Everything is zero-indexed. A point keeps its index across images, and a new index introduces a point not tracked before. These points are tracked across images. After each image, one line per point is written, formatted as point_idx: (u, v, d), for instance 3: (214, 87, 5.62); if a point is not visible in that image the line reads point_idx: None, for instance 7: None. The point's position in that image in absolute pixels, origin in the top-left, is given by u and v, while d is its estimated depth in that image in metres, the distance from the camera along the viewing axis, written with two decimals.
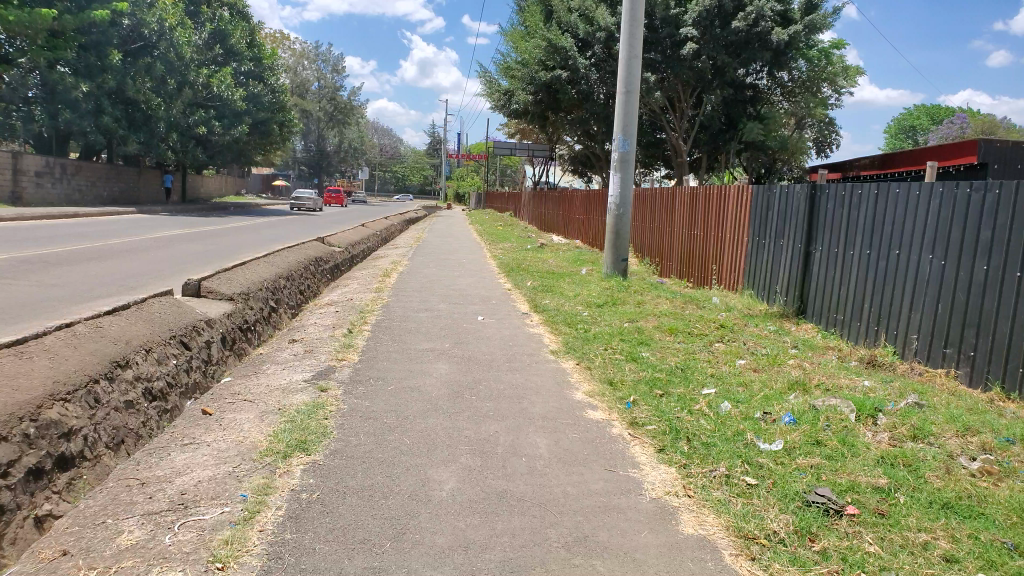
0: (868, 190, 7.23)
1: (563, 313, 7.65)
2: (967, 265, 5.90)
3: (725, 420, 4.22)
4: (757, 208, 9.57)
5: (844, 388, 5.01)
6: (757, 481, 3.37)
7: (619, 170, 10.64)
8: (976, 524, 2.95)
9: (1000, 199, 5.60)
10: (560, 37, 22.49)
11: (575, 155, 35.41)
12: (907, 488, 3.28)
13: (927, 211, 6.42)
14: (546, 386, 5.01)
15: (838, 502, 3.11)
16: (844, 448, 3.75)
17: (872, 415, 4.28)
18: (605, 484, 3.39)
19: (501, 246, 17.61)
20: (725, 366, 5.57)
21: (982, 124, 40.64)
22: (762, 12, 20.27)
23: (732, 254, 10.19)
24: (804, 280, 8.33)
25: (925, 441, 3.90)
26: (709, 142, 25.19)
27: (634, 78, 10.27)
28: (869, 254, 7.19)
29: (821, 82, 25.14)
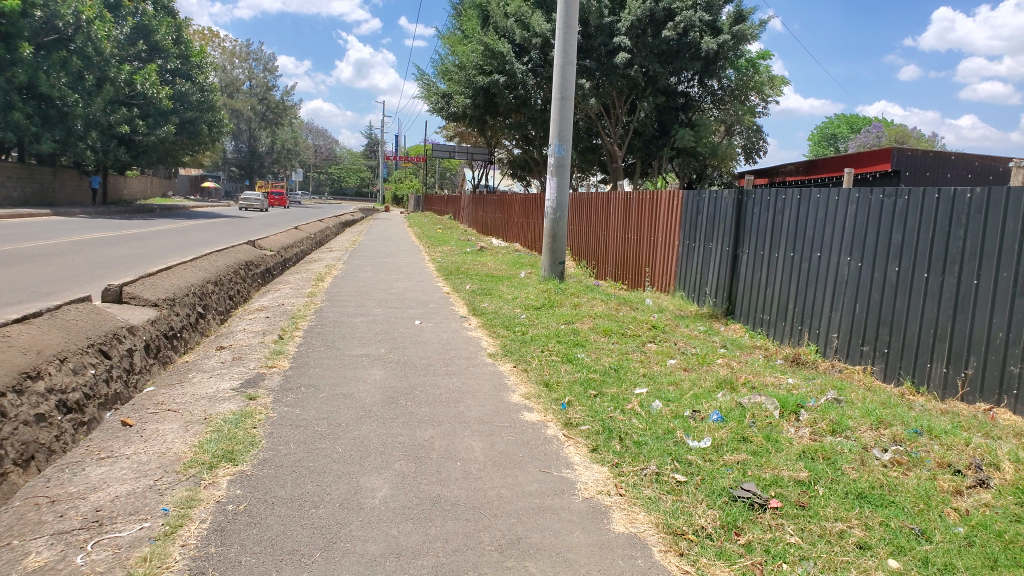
0: (789, 195, 7.52)
1: (500, 316, 7.69)
2: (881, 267, 6.21)
3: (656, 419, 4.31)
4: (687, 211, 9.83)
5: (769, 385, 5.19)
6: (686, 478, 3.46)
7: (555, 174, 10.75)
8: (887, 512, 3.11)
9: (911, 204, 5.92)
10: (496, 41, 22.57)
11: (512, 158, 35.58)
12: (826, 480, 3.43)
13: (844, 216, 6.70)
14: (483, 390, 5.03)
15: (762, 496, 3.22)
16: (769, 444, 3.89)
17: (795, 412, 4.44)
18: (539, 486, 3.43)
19: (438, 249, 17.56)
20: (657, 366, 5.70)
21: (899, 133, 42.50)
22: (691, 23, 20.77)
23: (664, 257, 10.42)
24: (731, 281, 8.58)
25: (843, 434, 4.07)
26: (643, 147, 25.66)
27: (569, 84, 10.40)
28: (792, 257, 7.47)
29: (750, 90, 25.91)
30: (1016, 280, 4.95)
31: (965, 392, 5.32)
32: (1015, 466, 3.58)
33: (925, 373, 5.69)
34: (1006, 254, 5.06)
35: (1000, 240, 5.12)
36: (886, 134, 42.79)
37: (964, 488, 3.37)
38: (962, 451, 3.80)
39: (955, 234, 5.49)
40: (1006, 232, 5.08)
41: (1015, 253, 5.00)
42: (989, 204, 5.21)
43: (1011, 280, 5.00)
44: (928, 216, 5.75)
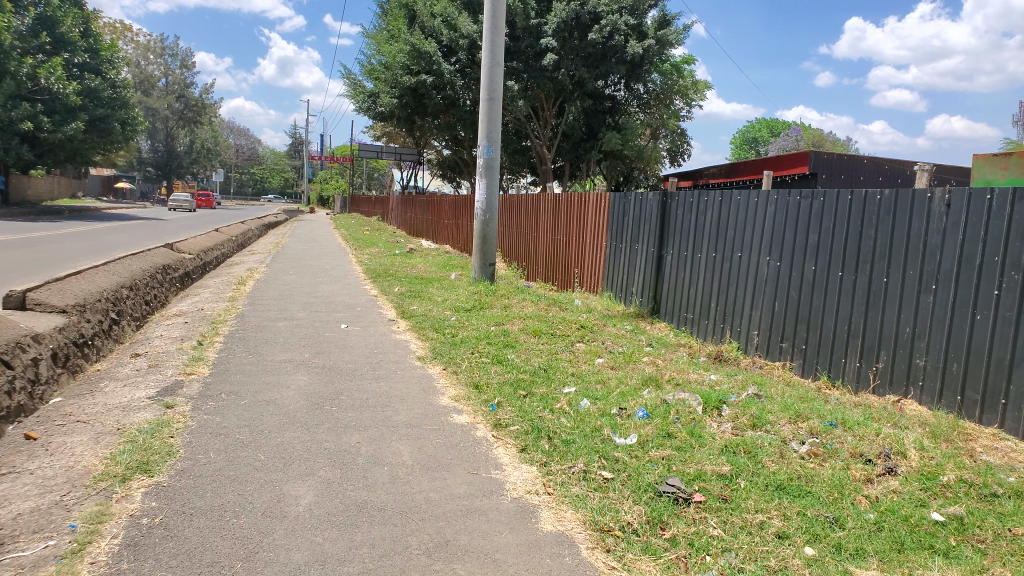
0: (711, 196, 7.72)
1: (429, 318, 7.65)
2: (799, 266, 6.45)
3: (583, 417, 4.36)
4: (613, 213, 9.98)
5: (693, 381, 5.33)
6: (613, 474, 3.51)
7: (484, 176, 10.75)
8: (804, 502, 3.23)
9: (826, 206, 6.17)
10: (423, 42, 22.46)
11: (441, 159, 35.42)
12: (747, 473, 3.53)
13: (763, 217, 6.93)
14: (411, 393, 4.99)
15: (686, 490, 3.29)
16: (692, 439, 3.98)
17: (717, 407, 4.56)
18: (468, 488, 3.42)
19: (367, 251, 17.34)
20: (585, 365, 5.77)
21: (814, 137, 44.19)
22: (616, 27, 21.13)
23: (592, 258, 10.57)
24: (657, 281, 8.76)
25: (763, 428, 4.21)
26: (572, 150, 25.94)
27: (497, 85, 10.42)
28: (714, 257, 7.67)
29: (674, 95, 26.50)
30: (921, 277, 5.23)
31: (877, 384, 5.58)
32: (921, 454, 3.76)
33: (840, 367, 5.94)
34: (912, 253, 5.33)
35: (907, 239, 5.39)
36: (803, 138, 44.45)
37: (875, 477, 3.52)
38: (873, 441, 3.98)
39: (866, 234, 5.75)
40: (912, 232, 5.34)
41: (920, 252, 5.27)
42: (897, 205, 5.48)
43: (917, 277, 5.27)
44: (841, 216, 6.00)
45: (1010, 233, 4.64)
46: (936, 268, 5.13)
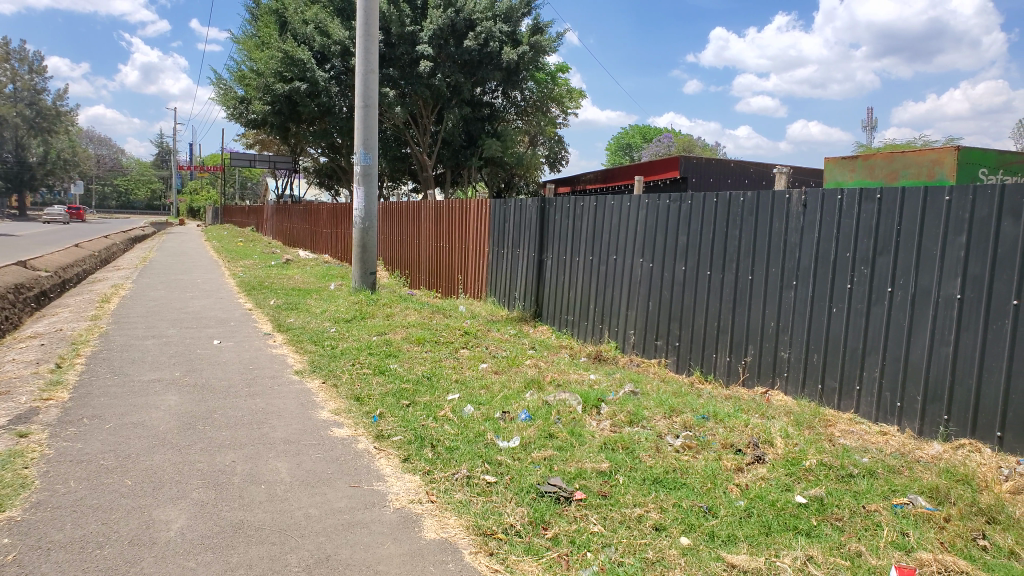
0: (587, 201, 7.93)
1: (308, 331, 7.46)
2: (670, 266, 6.73)
3: (468, 423, 4.38)
4: (494, 219, 10.09)
5: (573, 382, 5.45)
6: (496, 478, 3.55)
7: (362, 184, 10.61)
8: (679, 493, 3.37)
9: (693, 209, 6.47)
10: (295, 49, 21.96)
11: (319, 167, 34.59)
12: (625, 468, 3.66)
13: (636, 220, 7.18)
14: (289, 409, 4.86)
15: (567, 489, 3.38)
16: (573, 438, 4.09)
17: (596, 405, 4.69)
18: (349, 501, 3.37)
19: (244, 264, 16.74)
20: (469, 371, 5.80)
21: (683, 143, 46.21)
22: (491, 34, 21.44)
23: (475, 264, 10.65)
24: (538, 285, 8.93)
25: (640, 424, 4.37)
26: (452, 157, 26.01)
27: (372, 92, 10.32)
28: (592, 260, 7.89)
29: (551, 102, 27.08)
30: (782, 274, 5.58)
31: (745, 376, 5.91)
32: (785, 441, 4.01)
33: (711, 362, 6.25)
34: (773, 251, 5.67)
35: (768, 239, 5.73)
36: (675, 144, 46.41)
37: (744, 465, 3.72)
38: (742, 431, 4.21)
39: (731, 234, 6.07)
40: (773, 231, 5.69)
41: (780, 250, 5.62)
42: (758, 206, 5.82)
43: (778, 274, 5.62)
44: (708, 218, 6.31)
45: (859, 231, 5.02)
46: (796, 265, 5.49)
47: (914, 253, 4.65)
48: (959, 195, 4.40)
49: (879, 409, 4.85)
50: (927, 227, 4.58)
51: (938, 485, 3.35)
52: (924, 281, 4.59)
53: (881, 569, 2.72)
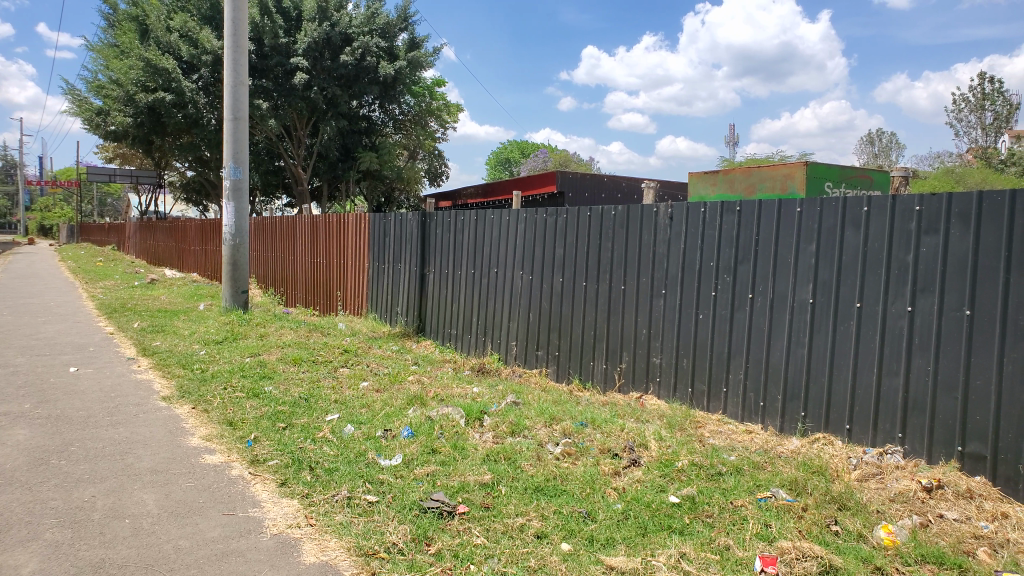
0: (467, 215, 7.99)
1: (176, 354, 7.09)
2: (549, 278, 6.89)
3: (348, 444, 4.30)
4: (373, 234, 9.98)
5: (456, 396, 5.46)
6: (377, 497, 3.50)
7: (233, 200, 10.22)
8: (560, 500, 3.45)
9: (568, 222, 6.65)
10: (159, 57, 20.91)
11: (185, 181, 32.95)
12: (507, 479, 3.70)
13: (515, 234, 7.30)
14: (156, 437, 4.60)
15: (450, 504, 3.38)
16: (456, 452, 4.10)
17: (478, 418, 4.73)
18: (222, 530, 3.23)
19: (103, 284, 15.71)
20: (349, 390, 5.67)
21: (560, 158, 47.31)
22: (368, 48, 21.30)
23: (354, 281, 10.49)
24: (420, 300, 8.89)
25: (521, 434, 4.43)
26: (329, 171, 25.48)
27: (242, 105, 9.99)
28: (473, 273, 7.95)
29: (429, 116, 27.12)
30: (652, 283, 5.83)
31: (621, 383, 6.11)
32: (658, 444, 4.18)
33: (589, 369, 6.44)
34: (643, 262, 5.92)
35: (638, 250, 5.96)
36: (552, 160, 47.47)
37: (621, 469, 3.85)
38: (618, 436, 4.35)
39: (604, 246, 6.29)
40: (642, 242, 5.93)
41: (650, 261, 5.86)
42: (628, 220, 6.05)
43: (649, 283, 5.86)
44: (582, 231, 6.51)
45: (721, 241, 5.32)
46: (664, 274, 5.74)
47: (770, 262, 4.98)
48: (809, 207, 4.76)
49: (744, 409, 5.14)
50: (781, 238, 4.92)
51: (796, 477, 3.60)
52: (781, 287, 4.92)
53: (746, 560, 2.90)
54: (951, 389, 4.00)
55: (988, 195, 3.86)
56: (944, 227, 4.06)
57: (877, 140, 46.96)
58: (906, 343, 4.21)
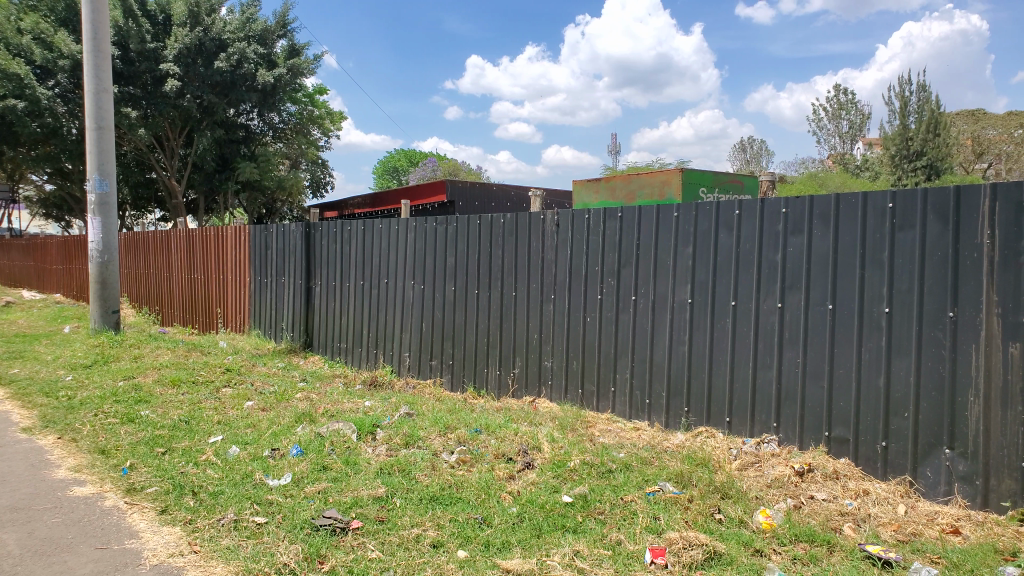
0: (355, 225, 7.89)
1: (38, 382, 6.60)
2: (440, 287, 6.90)
3: (232, 465, 4.14)
4: (255, 247, 9.67)
5: (347, 411, 5.36)
6: (267, 518, 3.40)
7: (99, 214, 9.65)
8: (455, 508, 3.46)
9: (458, 231, 6.70)
10: (10, 63, 19.47)
11: (45, 196, 30.74)
12: (402, 490, 3.67)
13: (404, 244, 7.27)
14: (16, 472, 4.27)
15: (343, 520, 3.32)
16: (348, 467, 4.02)
17: (371, 432, 4.66)
18: (96, 565, 3.04)
19: None
20: (232, 411, 5.45)
21: (447, 167, 47.29)
22: (245, 55, 20.66)
23: (234, 297, 10.13)
24: (307, 314, 8.67)
25: (415, 445, 4.40)
26: (205, 183, 24.38)
27: (106, 113, 9.46)
28: (361, 284, 7.83)
29: (312, 125, 26.52)
30: (542, 288, 5.94)
31: (515, 389, 6.18)
32: (550, 446, 4.26)
33: (483, 377, 6.47)
34: (533, 268, 6.02)
35: (527, 257, 6.07)
36: (440, 169, 47.38)
37: (515, 473, 3.90)
38: (512, 441, 4.40)
39: (494, 253, 6.36)
40: (531, 249, 6.04)
41: (539, 267, 5.97)
42: (517, 227, 6.15)
43: (539, 289, 5.97)
44: (472, 239, 6.56)
45: (606, 246, 5.48)
46: (553, 279, 5.87)
47: (652, 264, 5.17)
48: (685, 211, 4.98)
49: (631, 406, 5.31)
50: (661, 241, 5.12)
51: (681, 470, 3.75)
52: (662, 289, 5.12)
53: (637, 553, 3.01)
54: (818, 378, 4.28)
55: (845, 197, 4.17)
56: (807, 228, 4.34)
57: (748, 146, 49.64)
58: (777, 337, 4.48)
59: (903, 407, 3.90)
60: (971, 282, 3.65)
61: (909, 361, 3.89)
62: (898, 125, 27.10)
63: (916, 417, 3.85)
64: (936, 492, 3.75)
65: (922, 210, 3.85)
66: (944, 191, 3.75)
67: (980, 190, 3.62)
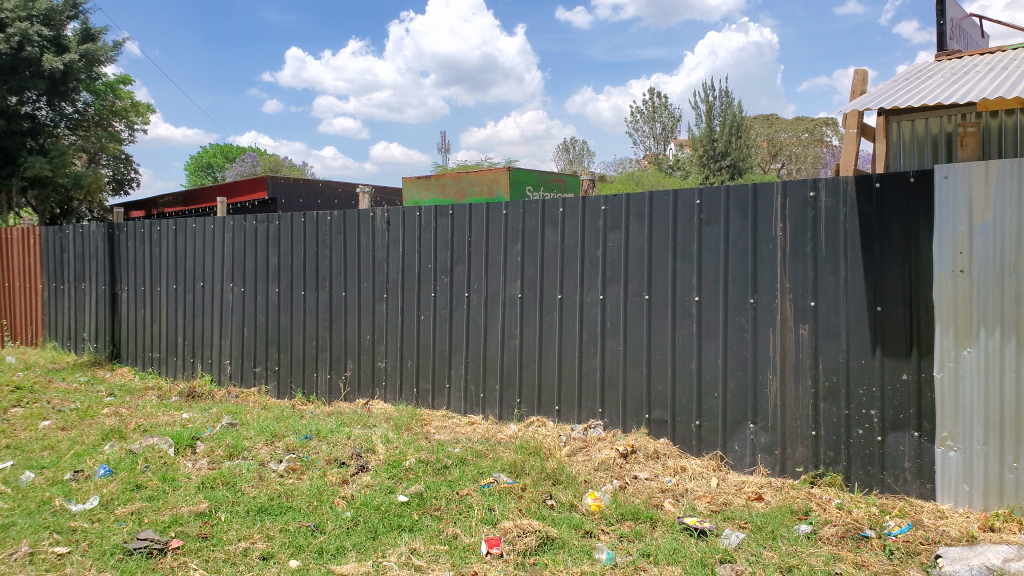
0: (165, 225, 7.37)
1: None
2: (263, 289, 6.60)
3: (27, 493, 3.72)
4: (48, 250, 8.75)
5: (162, 425, 4.99)
6: (70, 547, 3.09)
7: None
8: (286, 517, 3.33)
9: (281, 229, 6.45)
10: None
11: None
12: (227, 504, 3.48)
13: (222, 244, 6.89)
14: None
15: (161, 540, 3.09)
16: (165, 485, 3.75)
17: (190, 445, 4.36)
18: None
19: None
20: (25, 434, 4.89)
21: (268, 163, 45.32)
22: (26, 36, 18.85)
23: (24, 306, 9.13)
24: (113, 323, 7.98)
25: (241, 456, 4.19)
26: None
27: None
28: (175, 288, 7.33)
29: (113, 117, 24.40)
30: (371, 287, 5.85)
31: (347, 391, 6.04)
32: (385, 447, 4.21)
33: (313, 381, 6.26)
34: (363, 267, 5.92)
35: (356, 255, 5.96)
36: (261, 164, 45.29)
37: (349, 477, 3.82)
38: (345, 445, 4.30)
39: (322, 253, 6.18)
40: (360, 248, 5.94)
41: (368, 266, 5.89)
42: (345, 226, 6.02)
43: (369, 288, 5.88)
44: (297, 238, 6.35)
45: (437, 244, 5.50)
46: (384, 278, 5.80)
47: (482, 261, 5.26)
48: (513, 209, 5.11)
49: (466, 402, 5.35)
50: (490, 239, 5.22)
51: (515, 461, 3.84)
52: (492, 284, 5.22)
53: (473, 545, 3.05)
54: (638, 364, 4.54)
55: (657, 195, 4.44)
56: (625, 224, 4.59)
57: (571, 146, 51.51)
58: (600, 327, 4.71)
59: (713, 388, 4.23)
60: (767, 271, 4.04)
61: (717, 345, 4.22)
62: (703, 128, 29.16)
63: (724, 396, 4.19)
64: (743, 464, 4.10)
65: (724, 207, 4.19)
66: (743, 189, 4.10)
67: (773, 187, 4.00)
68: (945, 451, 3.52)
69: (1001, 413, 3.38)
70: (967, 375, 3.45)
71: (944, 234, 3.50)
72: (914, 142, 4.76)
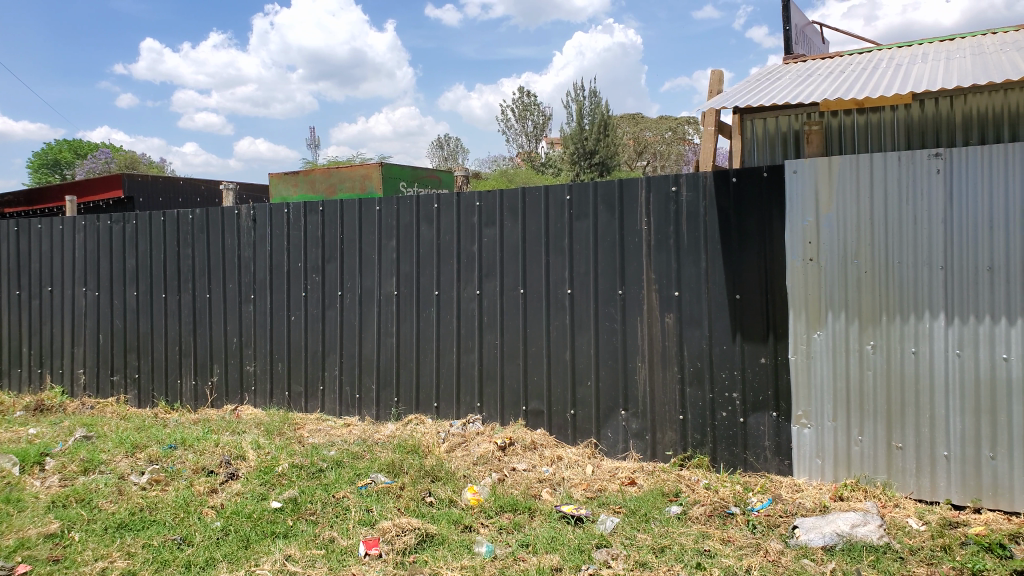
0: (6, 226, 6.80)
1: None
2: (119, 292, 6.21)
3: None
4: None
5: (5, 442, 4.61)
6: None
7: None
8: (149, 532, 3.16)
9: (139, 229, 6.10)
10: None
11: None
12: (81, 523, 3.26)
13: (73, 246, 6.43)
14: None
15: (5, 566, 2.85)
16: (9, 506, 3.46)
17: (38, 463, 4.05)
18: None
19: None
20: None
21: (125, 159, 42.61)
22: None
23: None
24: None
25: (97, 471, 3.93)
26: None
27: None
28: (18, 295, 6.77)
29: None
30: (239, 288, 5.63)
31: (214, 398, 5.78)
32: (256, 453, 4.07)
33: (176, 388, 5.94)
34: (229, 267, 5.69)
35: (221, 256, 5.72)
36: (117, 161, 42.51)
37: (218, 486, 3.66)
38: (213, 453, 4.12)
39: (185, 253, 5.89)
40: (226, 247, 5.70)
41: (235, 266, 5.66)
42: (210, 224, 5.76)
43: (236, 289, 5.65)
44: (157, 238, 6.02)
45: (308, 242, 5.37)
46: (252, 279, 5.60)
47: (356, 259, 5.18)
48: (387, 205, 5.06)
49: (341, 403, 5.25)
50: (364, 236, 5.15)
51: (392, 460, 3.81)
52: (367, 282, 5.15)
53: (351, 548, 3.00)
54: (514, 356, 4.61)
55: (529, 191, 4.53)
56: (499, 220, 4.64)
57: (444, 143, 51.32)
58: (477, 322, 4.74)
59: (586, 377, 4.36)
60: (634, 263, 4.20)
61: (589, 336, 4.35)
62: (573, 126, 29.70)
63: (596, 384, 4.32)
64: (615, 450, 4.25)
65: (593, 202, 4.32)
66: (610, 185, 4.24)
67: (638, 183, 4.16)
68: (800, 428, 3.78)
69: (847, 390, 3.67)
70: (818, 357, 3.72)
71: (795, 225, 3.75)
72: (767, 140, 5.04)
